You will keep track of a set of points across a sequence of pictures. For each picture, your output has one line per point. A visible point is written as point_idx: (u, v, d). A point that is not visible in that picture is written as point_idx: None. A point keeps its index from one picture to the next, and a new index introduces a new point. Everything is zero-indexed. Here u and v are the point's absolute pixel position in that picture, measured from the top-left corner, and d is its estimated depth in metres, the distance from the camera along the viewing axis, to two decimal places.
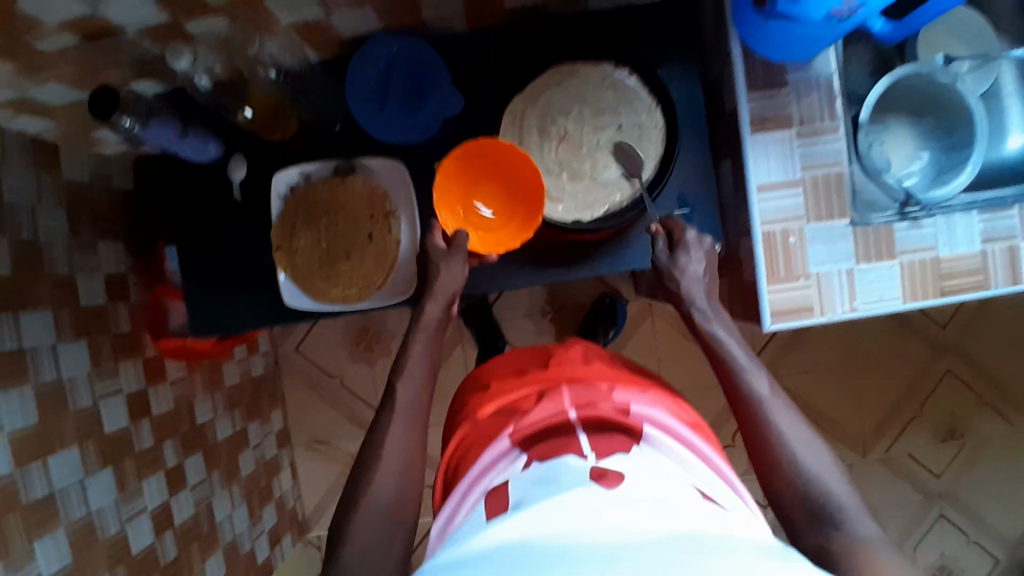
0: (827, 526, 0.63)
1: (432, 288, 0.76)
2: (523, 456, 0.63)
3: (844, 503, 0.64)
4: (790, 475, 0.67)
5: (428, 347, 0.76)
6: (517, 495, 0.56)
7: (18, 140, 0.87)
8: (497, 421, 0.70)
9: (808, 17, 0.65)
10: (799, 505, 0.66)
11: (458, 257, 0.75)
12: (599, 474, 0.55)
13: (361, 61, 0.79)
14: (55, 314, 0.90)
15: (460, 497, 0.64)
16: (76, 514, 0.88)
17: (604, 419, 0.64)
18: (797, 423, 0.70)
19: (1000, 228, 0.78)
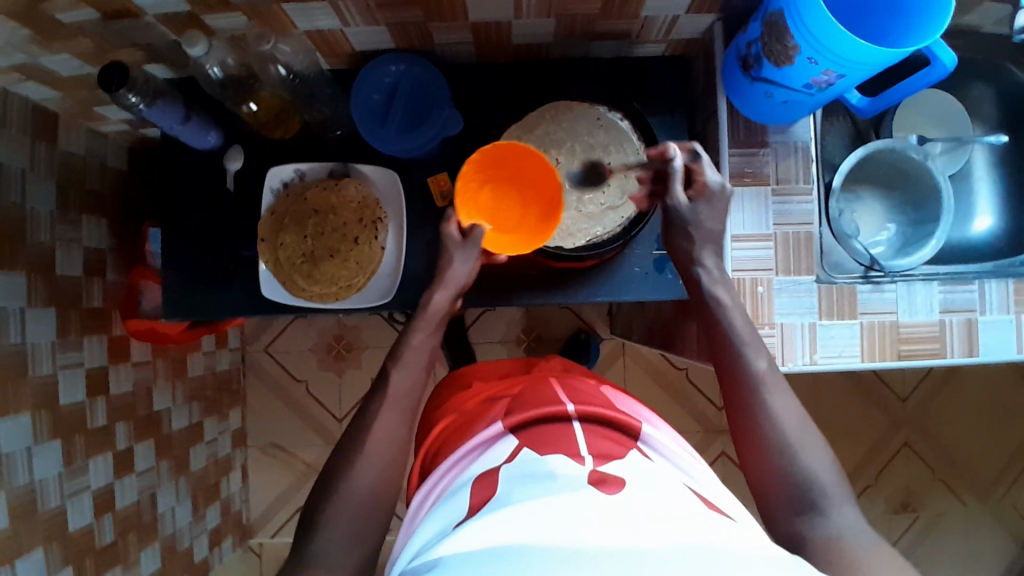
0: (805, 514, 0.62)
1: (443, 278, 0.79)
2: (511, 439, 0.64)
3: (827, 488, 0.63)
4: (777, 456, 0.65)
5: (428, 338, 0.78)
6: (504, 488, 0.56)
7: (20, 105, 0.89)
8: (489, 405, 0.74)
9: (789, 83, 0.71)
10: (782, 488, 0.64)
11: (472, 251, 0.78)
12: (599, 479, 0.55)
13: (365, 79, 0.83)
14: (28, 279, 0.90)
15: (449, 467, 0.66)
16: (20, 481, 0.86)
17: (601, 416, 0.65)
18: (790, 404, 0.68)
19: (957, 300, 0.82)
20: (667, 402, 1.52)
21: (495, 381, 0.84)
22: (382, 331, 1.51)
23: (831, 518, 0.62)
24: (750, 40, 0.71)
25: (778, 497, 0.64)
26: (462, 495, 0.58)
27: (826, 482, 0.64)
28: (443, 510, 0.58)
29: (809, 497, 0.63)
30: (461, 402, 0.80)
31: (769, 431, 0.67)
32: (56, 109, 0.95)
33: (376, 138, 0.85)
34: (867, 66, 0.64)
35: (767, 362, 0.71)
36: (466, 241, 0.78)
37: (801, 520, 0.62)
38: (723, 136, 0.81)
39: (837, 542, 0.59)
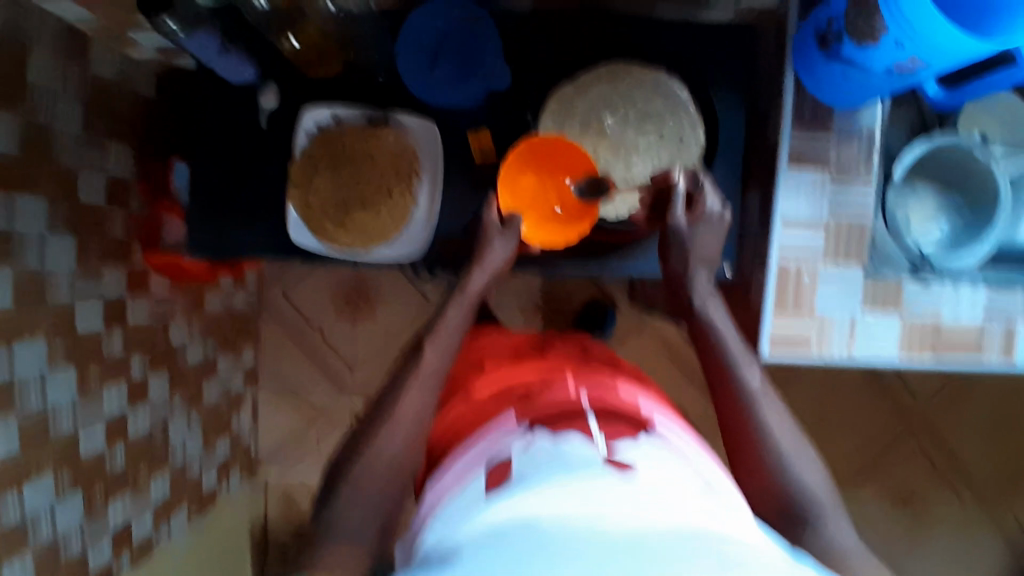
0: (803, 526, 0.63)
1: (480, 259, 0.76)
2: (528, 430, 0.63)
3: (822, 504, 0.64)
4: (772, 477, 0.65)
5: (461, 318, 0.75)
6: (517, 467, 0.54)
7: (50, 20, 0.85)
8: (507, 398, 0.72)
9: (869, 66, 0.66)
10: (778, 510, 0.65)
11: (513, 238, 0.75)
12: (612, 462, 0.53)
13: (418, 19, 0.79)
14: (51, 203, 0.88)
15: (467, 456, 0.64)
16: (33, 406, 0.86)
17: (619, 410, 0.64)
18: (782, 421, 0.68)
19: (1004, 307, 0.80)
20: (680, 379, 1.52)
21: (510, 360, 0.83)
22: (399, 284, 1.49)
23: (825, 529, 0.63)
24: (834, 16, 0.66)
25: (777, 512, 0.64)
26: (477, 480, 0.57)
27: (820, 496, 0.65)
28: (461, 493, 0.56)
29: (808, 510, 0.64)
30: (467, 386, 0.79)
31: (768, 447, 0.66)
32: (86, 28, 0.91)
33: (409, 79, 0.82)
34: (958, 57, 0.60)
35: (760, 379, 0.70)
36: (508, 227, 0.76)
37: (800, 533, 0.63)
38: (786, 115, 0.77)
39: (837, 557, 0.61)
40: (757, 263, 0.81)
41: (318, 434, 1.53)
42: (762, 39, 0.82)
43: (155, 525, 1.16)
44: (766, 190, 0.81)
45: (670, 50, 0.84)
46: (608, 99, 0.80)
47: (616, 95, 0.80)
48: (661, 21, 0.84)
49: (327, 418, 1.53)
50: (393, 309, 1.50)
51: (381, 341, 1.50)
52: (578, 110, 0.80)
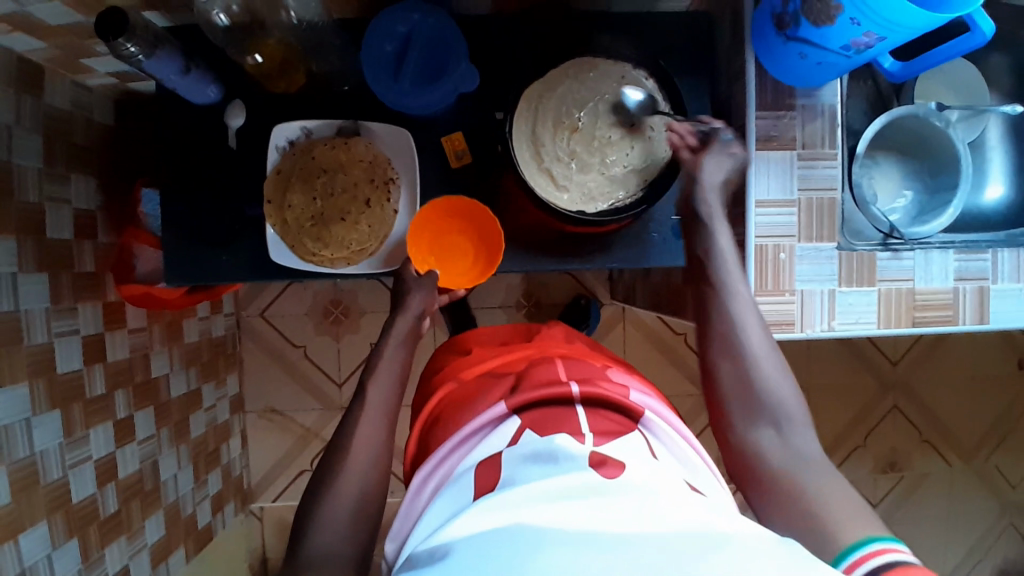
0: (765, 429, 0.67)
1: (403, 305, 0.81)
2: (513, 419, 0.63)
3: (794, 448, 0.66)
4: (750, 417, 0.68)
5: (400, 353, 0.78)
6: (508, 472, 0.56)
7: (3, 55, 0.83)
8: (492, 380, 0.72)
9: (826, 44, 0.68)
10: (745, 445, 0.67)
11: (428, 289, 0.81)
12: (600, 461, 0.54)
13: (380, 26, 0.78)
14: (18, 242, 0.85)
15: (452, 451, 0.64)
16: (20, 454, 0.84)
17: (605, 397, 0.64)
18: (777, 369, 0.70)
19: (973, 269, 0.83)
20: (667, 366, 1.54)
21: (494, 348, 0.82)
22: (380, 294, 1.48)
23: (798, 471, 0.64)
24: None
25: (741, 413, 0.68)
26: (466, 480, 0.58)
27: (789, 405, 0.68)
28: (454, 494, 0.57)
29: (770, 414, 0.68)
30: (462, 369, 0.78)
31: (750, 390, 0.69)
32: (39, 60, 0.88)
33: (390, 96, 0.80)
34: (910, 29, 0.62)
35: (761, 326, 0.72)
36: (422, 280, 0.82)
37: (757, 433, 0.67)
38: (750, 98, 0.78)
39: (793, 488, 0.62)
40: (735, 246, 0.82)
41: (311, 453, 1.51)
42: (720, 25, 0.84)
43: (154, 564, 1.13)
44: None
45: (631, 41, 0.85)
46: (576, 92, 0.80)
47: (584, 89, 0.80)
48: (620, 13, 0.86)
49: (319, 437, 1.51)
50: (376, 321, 1.49)
51: (366, 354, 1.49)
52: (549, 104, 0.80)
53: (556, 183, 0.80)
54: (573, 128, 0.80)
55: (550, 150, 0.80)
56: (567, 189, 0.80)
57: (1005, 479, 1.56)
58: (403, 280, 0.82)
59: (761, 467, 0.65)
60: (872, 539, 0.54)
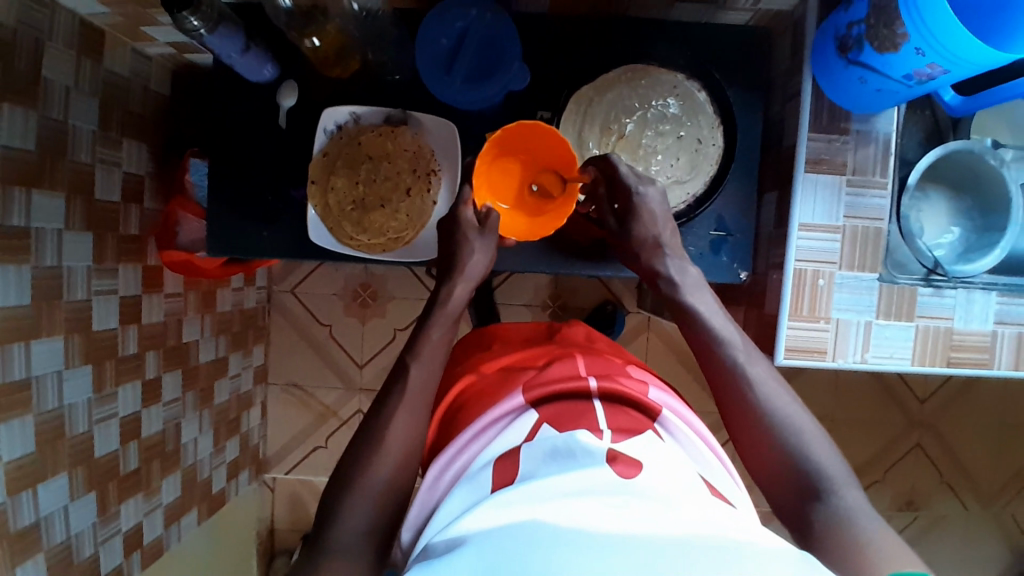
0: (811, 498, 0.61)
1: (461, 270, 0.75)
2: (531, 412, 0.63)
3: (832, 475, 0.61)
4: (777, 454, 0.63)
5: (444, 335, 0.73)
6: (528, 468, 0.56)
7: (68, 18, 0.85)
8: (514, 373, 0.72)
9: (888, 72, 0.67)
10: (785, 486, 0.63)
11: (490, 240, 0.76)
12: (612, 457, 0.54)
13: (437, 18, 0.79)
14: (67, 200, 0.88)
15: (473, 440, 0.64)
16: (49, 406, 0.87)
17: (624, 394, 0.64)
18: (784, 397, 0.66)
19: (1015, 314, 0.81)
20: (687, 380, 1.53)
21: (517, 344, 0.83)
22: (408, 282, 1.50)
23: (838, 498, 0.60)
24: (853, 21, 0.67)
25: (780, 482, 0.63)
26: (485, 471, 0.58)
27: (828, 465, 0.62)
28: (469, 486, 0.58)
29: (811, 479, 0.61)
30: (481, 363, 0.78)
31: (768, 427, 0.64)
32: (102, 25, 0.91)
33: (440, 88, 0.82)
34: (976, 65, 0.61)
35: (754, 358, 0.68)
36: (484, 230, 0.76)
37: (806, 505, 0.60)
38: (804, 119, 0.77)
39: (848, 528, 0.58)
40: (773, 267, 0.81)
41: (326, 431, 1.53)
42: (779, 42, 0.83)
43: (166, 523, 1.16)
44: (781, 194, 0.81)
45: (686, 50, 0.84)
46: (629, 99, 0.80)
47: (637, 95, 0.80)
48: (678, 22, 0.85)
49: (335, 415, 1.53)
50: (401, 308, 1.50)
51: (389, 339, 1.51)
52: (597, 110, 0.81)
53: None
54: (620, 137, 0.80)
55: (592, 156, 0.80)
56: None
57: None
58: (460, 232, 0.76)
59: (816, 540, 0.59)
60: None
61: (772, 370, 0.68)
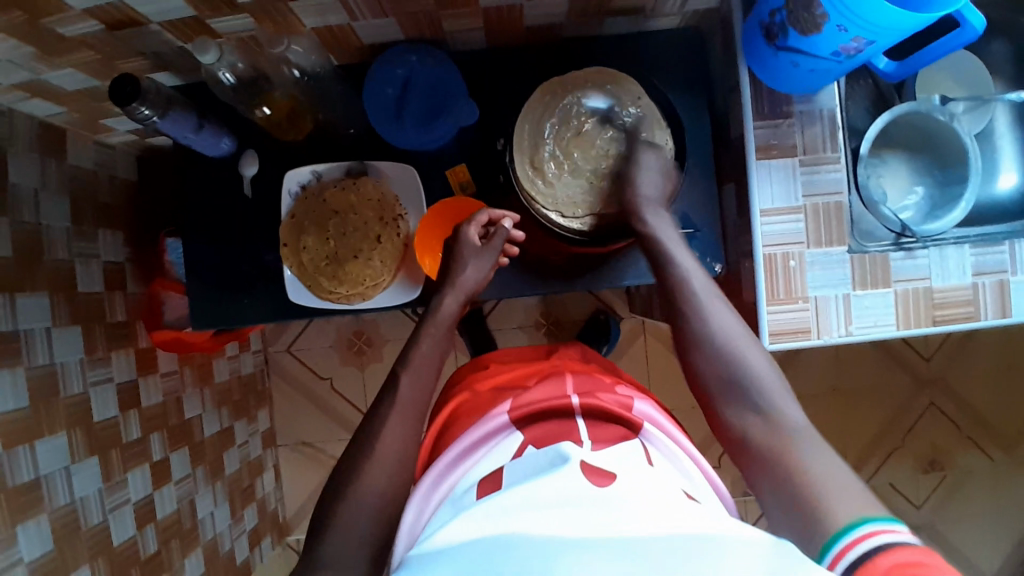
0: (751, 414, 0.65)
1: (455, 281, 0.82)
2: (518, 435, 0.65)
3: (768, 385, 0.66)
4: (717, 354, 0.69)
5: (439, 343, 0.80)
6: (509, 480, 0.57)
7: (26, 122, 0.89)
8: (499, 395, 0.75)
9: (816, 52, 0.68)
10: (717, 383, 0.68)
11: (488, 259, 0.82)
12: (583, 463, 0.56)
13: (378, 72, 0.82)
14: (50, 298, 0.90)
15: (459, 459, 0.66)
16: (61, 502, 0.87)
17: (607, 410, 0.66)
18: (724, 310, 0.71)
19: (990, 263, 0.82)
20: None
21: (513, 362, 0.85)
22: (401, 324, 1.51)
23: (780, 416, 0.64)
24: (775, 9, 0.69)
25: (726, 398, 0.68)
26: (470, 491, 0.60)
27: (768, 380, 0.67)
28: (453, 505, 0.59)
29: (752, 395, 0.66)
30: (477, 381, 0.81)
31: (714, 350, 0.69)
32: (61, 124, 0.94)
33: (389, 131, 0.84)
34: (897, 31, 0.62)
35: (700, 273, 0.74)
36: (485, 246, 0.82)
37: (746, 417, 0.66)
38: (747, 109, 0.79)
39: (782, 442, 0.62)
40: (744, 255, 0.83)
41: None
42: (712, 39, 0.86)
43: None
44: (740, 182, 0.82)
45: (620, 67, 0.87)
46: (567, 131, 0.81)
47: (574, 122, 0.81)
48: (612, 36, 0.87)
49: None
50: (398, 349, 1.51)
51: None
52: (540, 157, 0.81)
53: (549, 198, 0.81)
54: (584, 169, 0.81)
55: (537, 152, 0.81)
56: (553, 207, 0.81)
57: None
58: (461, 248, 0.82)
59: (752, 451, 0.64)
60: (863, 521, 0.53)
61: (714, 287, 0.74)
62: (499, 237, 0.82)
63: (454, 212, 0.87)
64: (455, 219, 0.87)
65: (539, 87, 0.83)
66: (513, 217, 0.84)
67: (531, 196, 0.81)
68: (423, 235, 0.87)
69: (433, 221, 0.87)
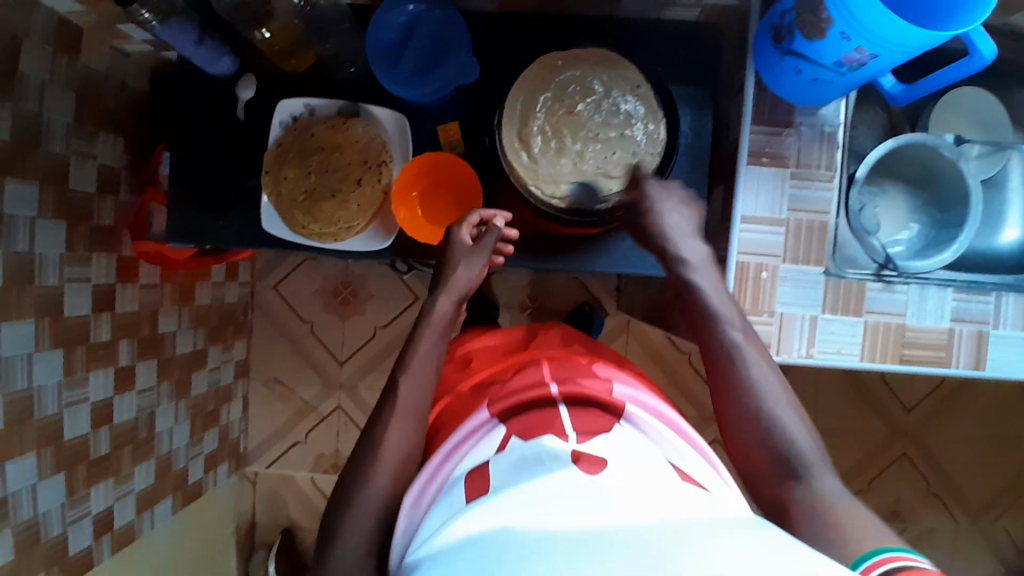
0: (791, 482, 0.60)
1: (447, 283, 0.79)
2: (501, 427, 0.63)
3: (806, 449, 0.62)
4: (757, 425, 0.64)
5: (436, 341, 0.76)
6: (498, 480, 0.55)
7: (44, 15, 0.90)
8: (483, 387, 0.73)
9: (819, 59, 0.65)
10: (763, 453, 0.63)
11: (479, 258, 0.80)
12: (577, 457, 0.54)
13: (384, 15, 0.80)
14: (40, 189, 0.92)
15: (447, 456, 0.63)
16: (17, 386, 0.90)
17: (587, 395, 0.65)
18: (766, 368, 0.68)
19: (972, 311, 0.79)
20: (666, 384, 1.51)
21: (496, 354, 0.83)
22: (388, 282, 1.51)
23: (818, 481, 0.59)
24: (786, 9, 0.66)
25: (763, 461, 0.63)
26: (459, 487, 0.57)
27: (810, 449, 0.62)
28: (445, 501, 0.57)
29: (793, 465, 0.61)
30: (458, 382, 0.79)
31: (756, 413, 0.65)
32: (79, 22, 0.95)
33: (403, 88, 0.82)
34: (904, 49, 0.60)
35: (743, 334, 0.70)
36: (476, 246, 0.80)
37: (785, 484, 0.61)
38: (746, 112, 0.76)
39: (821, 505, 0.57)
40: (719, 262, 0.81)
41: (304, 427, 1.55)
42: (728, 38, 0.83)
43: (138, 511, 1.18)
44: (728, 186, 0.81)
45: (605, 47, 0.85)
46: (559, 108, 0.80)
47: (568, 100, 0.80)
48: (627, 20, 0.86)
49: (315, 412, 1.55)
50: (382, 306, 1.52)
51: (368, 336, 1.52)
52: (528, 131, 0.79)
53: (529, 174, 0.80)
54: (571, 149, 0.80)
55: (522, 126, 0.80)
56: (535, 183, 0.80)
57: (1014, 543, 1.47)
58: (452, 247, 0.80)
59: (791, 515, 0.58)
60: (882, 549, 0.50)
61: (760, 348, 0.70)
62: (489, 237, 0.81)
63: (442, 169, 0.85)
64: (441, 175, 0.86)
65: (537, 59, 0.81)
66: (504, 217, 0.82)
67: (513, 168, 0.80)
68: (405, 186, 0.85)
69: (417, 173, 0.85)
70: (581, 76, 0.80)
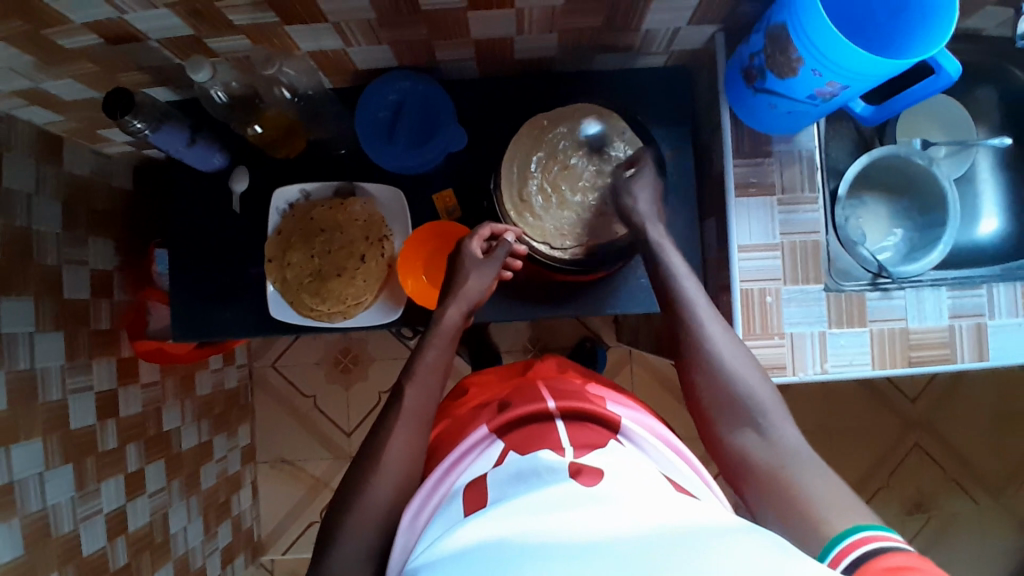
0: (749, 431, 0.66)
1: (456, 292, 0.78)
2: (498, 442, 0.63)
3: (763, 402, 0.67)
4: (717, 378, 0.69)
5: (441, 352, 0.76)
6: (496, 493, 0.55)
7: (25, 130, 0.90)
8: (478, 410, 0.74)
9: (792, 94, 0.70)
10: (722, 406, 0.68)
11: (491, 269, 0.79)
12: (576, 470, 0.54)
13: (372, 96, 0.83)
14: (37, 303, 0.90)
15: (446, 474, 0.64)
16: (32, 508, 0.86)
17: (580, 411, 0.65)
18: (723, 326, 0.71)
19: (967, 305, 0.82)
20: (677, 408, 1.52)
21: (496, 380, 0.83)
22: (388, 344, 1.51)
23: (771, 433, 0.65)
24: (754, 52, 0.71)
25: (725, 418, 0.68)
26: (457, 504, 0.57)
27: (768, 402, 0.67)
28: (444, 518, 0.57)
29: (751, 414, 0.66)
30: (454, 408, 0.80)
31: (716, 369, 0.69)
32: (59, 132, 0.96)
33: (406, 163, 0.86)
34: (870, 79, 0.64)
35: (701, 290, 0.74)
36: (487, 258, 0.79)
37: (743, 436, 0.66)
38: (726, 147, 0.80)
39: (780, 470, 0.62)
40: (723, 290, 0.84)
41: (319, 504, 1.51)
42: (697, 79, 0.88)
43: None
44: (720, 217, 0.84)
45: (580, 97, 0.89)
46: (554, 165, 0.83)
47: (561, 156, 0.83)
48: (601, 72, 0.90)
49: (328, 486, 1.51)
50: (385, 369, 1.51)
51: (374, 402, 1.50)
52: (527, 190, 0.83)
53: (540, 232, 0.83)
54: (572, 201, 0.83)
55: (522, 187, 0.83)
56: (545, 239, 0.82)
57: None
58: (462, 259, 0.80)
59: (755, 471, 0.64)
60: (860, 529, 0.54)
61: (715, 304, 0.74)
62: (501, 250, 0.79)
63: (440, 235, 0.87)
64: (440, 240, 0.88)
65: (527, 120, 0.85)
66: (516, 232, 0.81)
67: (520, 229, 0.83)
68: (409, 258, 0.87)
69: (418, 244, 0.87)
70: (572, 132, 0.84)
